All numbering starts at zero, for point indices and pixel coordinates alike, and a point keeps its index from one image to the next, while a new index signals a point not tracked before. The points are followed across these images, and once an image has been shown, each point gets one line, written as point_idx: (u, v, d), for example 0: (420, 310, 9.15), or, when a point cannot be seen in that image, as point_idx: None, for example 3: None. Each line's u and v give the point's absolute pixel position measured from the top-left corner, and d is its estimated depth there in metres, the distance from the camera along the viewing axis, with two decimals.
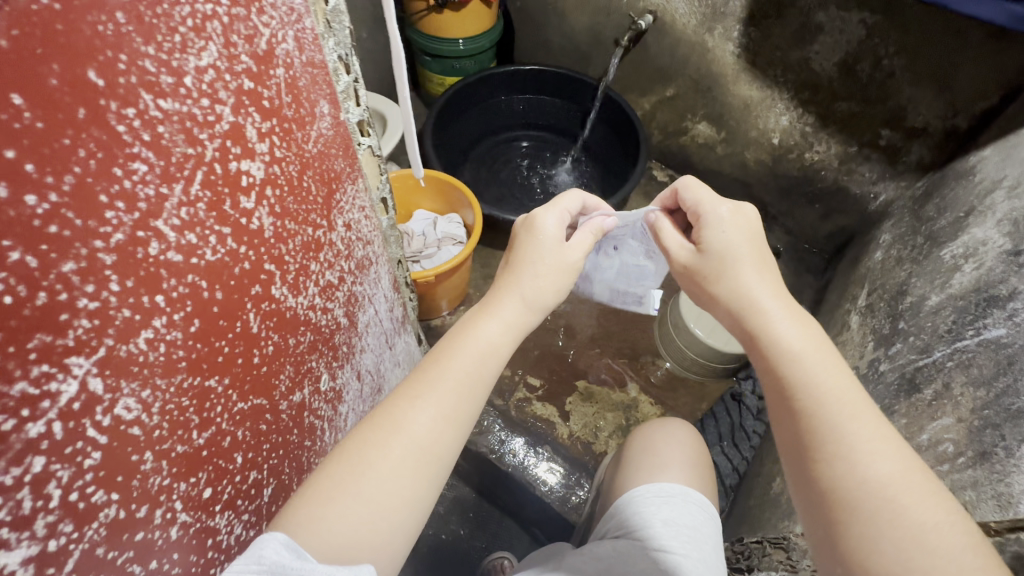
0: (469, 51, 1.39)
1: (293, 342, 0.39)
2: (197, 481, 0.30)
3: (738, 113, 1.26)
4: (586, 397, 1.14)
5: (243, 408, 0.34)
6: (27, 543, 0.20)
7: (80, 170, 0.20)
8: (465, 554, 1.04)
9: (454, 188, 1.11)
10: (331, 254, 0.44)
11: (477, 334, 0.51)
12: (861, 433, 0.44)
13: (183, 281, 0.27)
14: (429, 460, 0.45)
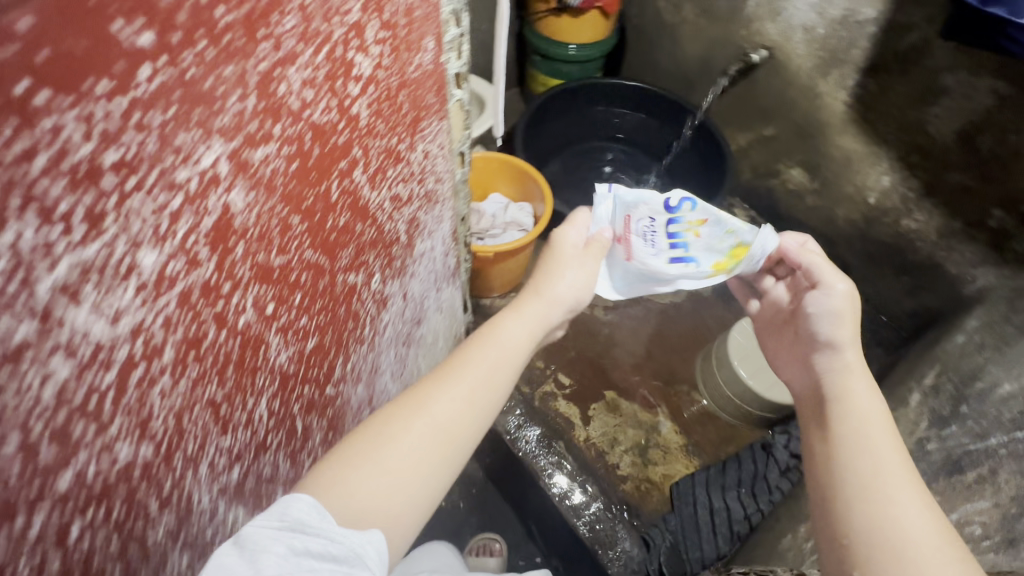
0: (578, 57, 1.43)
1: (360, 227, 0.45)
2: (264, 292, 0.36)
3: (838, 165, 1.22)
4: (611, 408, 1.14)
5: (309, 257, 0.40)
6: (158, 251, 0.27)
7: (252, 5, 0.27)
8: (460, 524, 1.15)
9: (530, 175, 1.16)
10: (403, 181, 0.49)
11: (497, 335, 0.59)
12: (922, 540, 0.48)
13: (296, 124, 0.34)
14: (446, 440, 0.51)
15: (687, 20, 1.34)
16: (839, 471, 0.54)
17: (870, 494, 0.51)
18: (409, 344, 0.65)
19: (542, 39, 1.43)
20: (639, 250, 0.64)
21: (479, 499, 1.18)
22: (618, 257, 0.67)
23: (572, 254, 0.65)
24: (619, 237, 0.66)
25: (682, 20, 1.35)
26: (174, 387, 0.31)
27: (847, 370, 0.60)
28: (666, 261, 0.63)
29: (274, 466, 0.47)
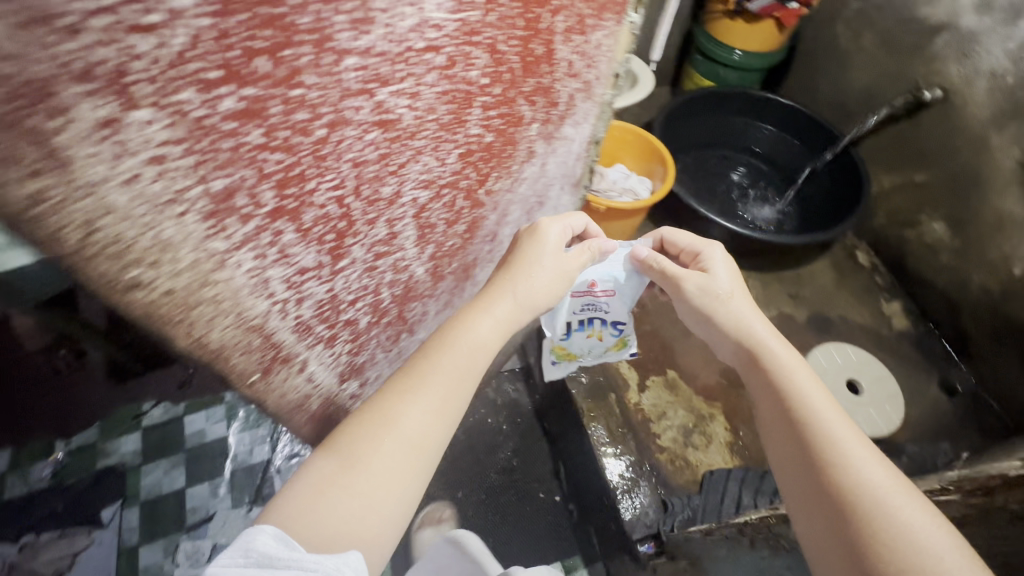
0: (740, 63, 1.46)
1: (548, 66, 0.55)
2: (477, 54, 0.48)
3: (987, 227, 1.15)
4: (669, 385, 1.18)
5: (511, 56, 0.51)
6: None
7: None
8: (496, 442, 1.27)
9: (660, 155, 1.25)
10: (579, 65, 0.58)
11: (468, 332, 0.63)
12: (849, 441, 0.57)
13: None
14: (418, 448, 0.56)
15: (864, 49, 1.33)
16: (800, 427, 0.59)
17: (796, 418, 0.60)
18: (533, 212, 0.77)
19: (709, 38, 1.47)
20: (574, 301, 0.76)
21: (521, 427, 1.29)
22: (576, 286, 0.75)
23: (555, 246, 0.70)
24: (585, 285, 0.75)
25: (858, 47, 1.34)
26: (429, 80, 0.47)
27: (742, 315, 0.69)
28: (564, 321, 0.77)
29: (442, 220, 0.63)
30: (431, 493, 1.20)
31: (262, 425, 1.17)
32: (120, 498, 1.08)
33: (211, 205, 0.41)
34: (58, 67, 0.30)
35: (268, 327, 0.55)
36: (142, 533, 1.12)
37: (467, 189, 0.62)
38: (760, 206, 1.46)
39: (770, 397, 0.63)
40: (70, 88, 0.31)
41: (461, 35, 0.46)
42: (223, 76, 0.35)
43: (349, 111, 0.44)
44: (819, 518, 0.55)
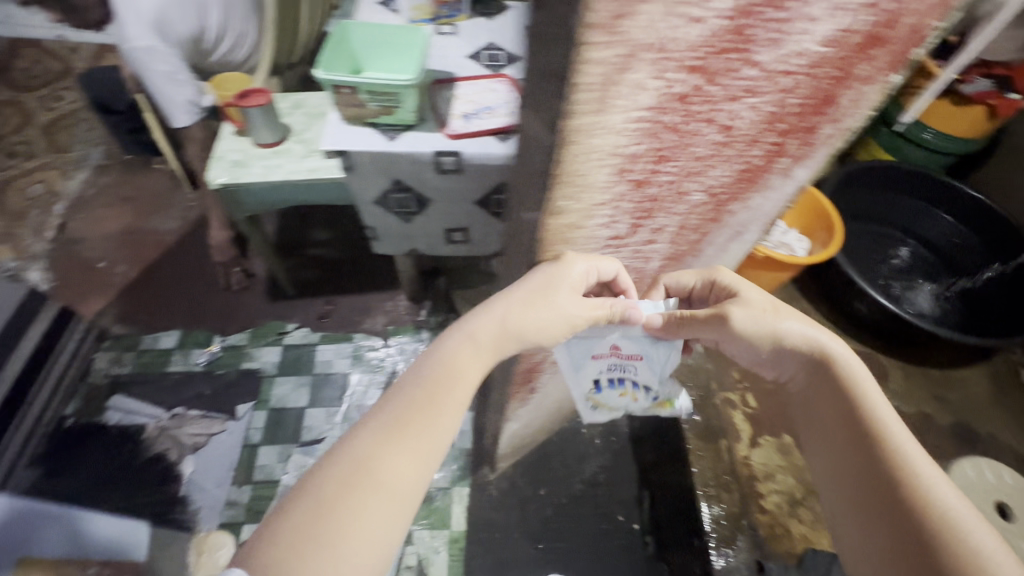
0: (931, 143, 1.39)
1: (846, 116, 0.56)
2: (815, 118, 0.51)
3: None
4: (780, 450, 1.12)
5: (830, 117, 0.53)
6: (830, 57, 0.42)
7: None
8: (586, 452, 1.29)
9: (825, 217, 1.21)
10: (847, 123, 0.59)
11: (452, 367, 0.53)
12: (918, 456, 0.51)
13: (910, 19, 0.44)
14: (397, 498, 0.48)
15: None
16: (885, 466, 0.51)
17: (866, 433, 0.54)
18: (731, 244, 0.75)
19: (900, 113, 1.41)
20: (595, 366, 0.60)
21: (614, 447, 1.30)
22: (591, 347, 0.59)
23: (574, 282, 0.52)
24: (607, 349, 0.58)
25: None
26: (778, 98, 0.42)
27: (805, 332, 0.59)
28: (589, 380, 0.61)
29: (694, 233, 0.60)
30: (516, 482, 1.24)
31: (376, 372, 1.34)
32: (255, 399, 1.30)
33: (642, 173, 0.42)
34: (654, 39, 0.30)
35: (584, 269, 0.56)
36: (265, 435, 1.24)
37: (731, 207, 0.58)
38: (919, 296, 1.37)
39: (849, 424, 0.55)
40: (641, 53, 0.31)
41: (815, 67, 0.41)
42: (701, 62, 0.34)
43: (720, 115, 0.40)
44: (881, 543, 0.50)
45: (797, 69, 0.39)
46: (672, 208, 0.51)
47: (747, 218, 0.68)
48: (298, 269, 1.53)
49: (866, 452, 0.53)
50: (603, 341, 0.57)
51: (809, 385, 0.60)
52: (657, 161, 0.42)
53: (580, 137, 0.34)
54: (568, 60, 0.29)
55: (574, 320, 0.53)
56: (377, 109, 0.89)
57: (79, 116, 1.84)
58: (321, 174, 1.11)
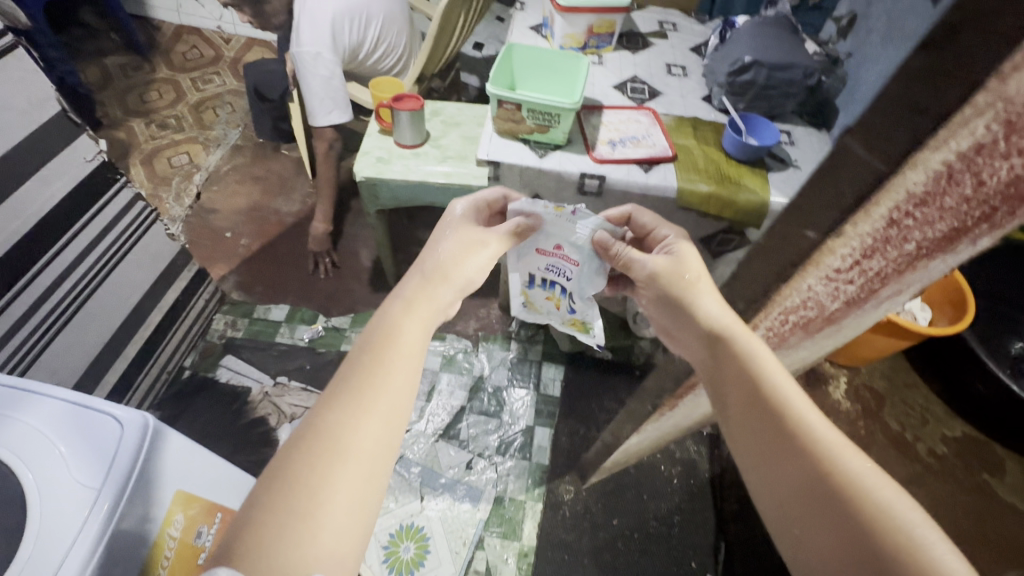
0: None
1: None
2: None
3: None
4: None
5: None
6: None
7: None
8: (663, 489, 1.27)
9: (960, 294, 1.15)
10: None
11: (398, 335, 0.60)
12: (812, 418, 0.52)
13: None
14: (374, 458, 0.52)
15: None
16: (772, 410, 0.53)
17: (764, 407, 0.54)
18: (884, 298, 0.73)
19: None
20: (538, 259, 0.74)
21: (693, 490, 1.27)
22: (534, 244, 0.73)
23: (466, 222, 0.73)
24: (550, 247, 0.72)
25: None
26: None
27: (699, 293, 0.63)
28: (528, 272, 0.76)
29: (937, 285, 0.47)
30: (590, 507, 1.23)
31: (464, 374, 1.41)
32: None
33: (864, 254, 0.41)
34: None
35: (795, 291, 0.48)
36: None
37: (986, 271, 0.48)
38: None
39: (744, 387, 0.56)
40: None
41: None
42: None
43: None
44: (792, 511, 0.49)
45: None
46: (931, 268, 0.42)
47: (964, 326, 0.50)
48: (400, 265, 1.61)
49: (771, 427, 0.53)
50: (547, 240, 0.71)
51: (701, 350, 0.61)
52: (919, 212, 0.36)
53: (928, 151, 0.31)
54: (882, 125, 0.32)
55: (496, 238, 0.71)
56: (532, 126, 0.95)
57: (225, 100, 2.03)
58: (455, 179, 1.18)
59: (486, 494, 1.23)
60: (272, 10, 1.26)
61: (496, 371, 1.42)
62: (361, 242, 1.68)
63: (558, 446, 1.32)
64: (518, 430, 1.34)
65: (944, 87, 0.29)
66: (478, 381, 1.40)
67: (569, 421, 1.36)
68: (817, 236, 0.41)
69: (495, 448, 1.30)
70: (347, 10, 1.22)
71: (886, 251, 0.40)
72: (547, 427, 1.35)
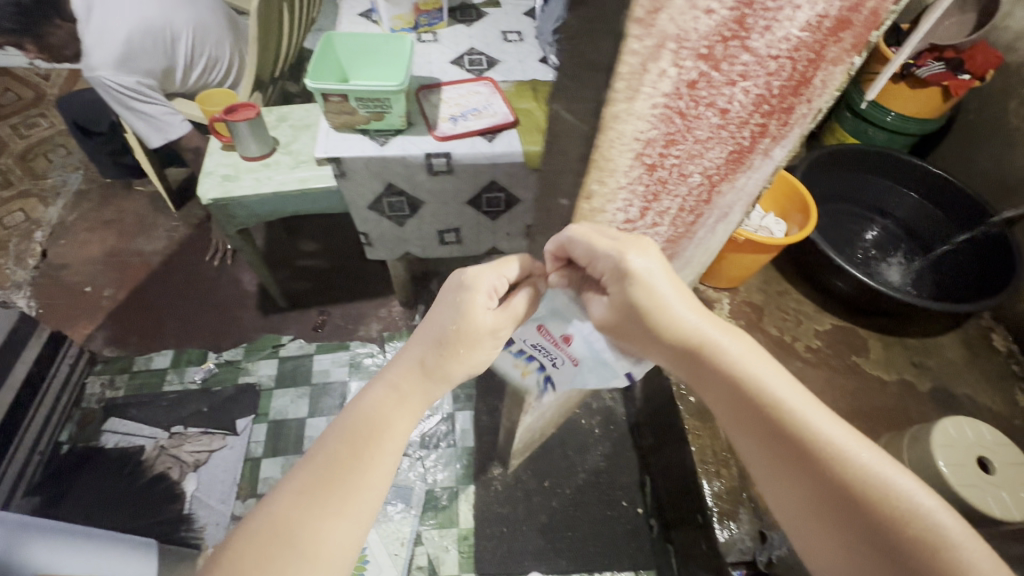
0: (892, 125, 1.44)
1: (711, 145, 0.50)
2: (672, 155, 0.47)
3: None
4: None
5: (691, 152, 0.48)
6: (657, 106, 0.40)
7: (827, 63, 0.54)
8: (585, 441, 1.32)
9: (801, 203, 1.27)
10: (820, 90, 0.60)
11: (377, 416, 0.54)
12: (817, 422, 0.50)
13: (702, 57, 0.37)
14: (329, 563, 0.48)
15: None
16: (777, 422, 0.51)
17: (766, 420, 0.51)
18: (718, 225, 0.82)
19: (864, 98, 1.46)
20: (531, 334, 0.59)
21: (613, 434, 1.34)
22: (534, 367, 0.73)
23: (463, 302, 0.54)
24: (557, 335, 0.57)
25: None
26: (761, 80, 0.45)
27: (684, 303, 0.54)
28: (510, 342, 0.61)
29: (689, 205, 0.61)
30: (521, 476, 1.26)
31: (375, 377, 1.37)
32: (254, 412, 1.30)
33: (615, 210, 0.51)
34: (678, 31, 0.34)
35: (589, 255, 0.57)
36: (266, 447, 1.26)
37: (722, 187, 0.64)
38: (890, 270, 1.43)
39: (740, 402, 0.52)
40: (671, 43, 0.35)
41: (657, 124, 0.42)
42: (708, 55, 0.37)
43: (722, 98, 0.44)
44: (813, 522, 0.49)
45: (783, 52, 0.44)
46: (676, 189, 0.54)
47: (731, 199, 0.74)
48: (289, 282, 1.54)
49: (773, 435, 0.50)
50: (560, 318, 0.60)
51: (682, 365, 0.55)
52: (642, 164, 0.46)
53: (619, 109, 0.38)
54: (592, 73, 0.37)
55: (497, 327, 0.54)
56: (366, 116, 0.92)
57: (56, 143, 1.83)
58: (312, 184, 1.13)
59: (417, 492, 1.23)
60: (61, 40, 1.14)
61: None
62: (242, 266, 1.59)
63: (480, 425, 1.33)
64: (439, 421, 1.33)
65: (611, 45, 0.34)
66: None
67: (487, 400, 1.37)
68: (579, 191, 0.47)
69: (419, 443, 1.29)
70: (145, 25, 1.12)
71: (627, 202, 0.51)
72: (467, 411, 1.35)
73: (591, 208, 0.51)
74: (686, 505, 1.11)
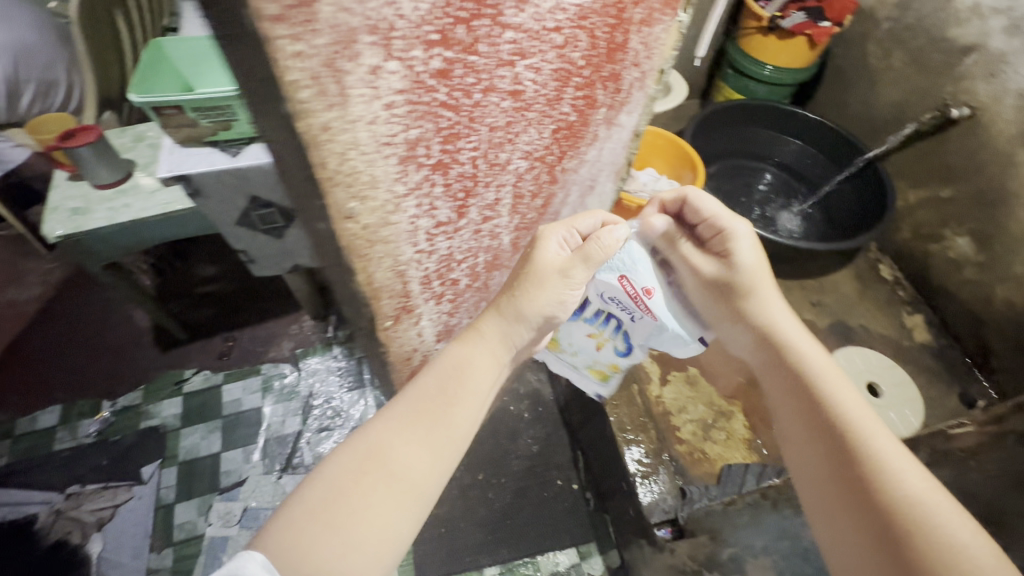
0: (770, 78, 1.49)
1: (503, 134, 0.49)
2: (449, 150, 0.45)
3: (1013, 241, 1.17)
4: (688, 381, 1.19)
5: (478, 143, 0.47)
6: (388, 102, 0.37)
7: (633, 41, 0.55)
8: (515, 426, 1.32)
9: (691, 163, 1.30)
10: (644, 57, 0.60)
11: (467, 361, 0.62)
12: (872, 434, 0.55)
13: (419, 44, 0.35)
14: (407, 486, 0.53)
15: (895, 67, 1.35)
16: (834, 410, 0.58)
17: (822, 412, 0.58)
18: (587, 196, 0.83)
19: (741, 54, 1.51)
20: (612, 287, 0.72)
21: (541, 415, 1.34)
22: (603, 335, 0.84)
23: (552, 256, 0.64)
24: (636, 287, 0.70)
25: (888, 66, 1.36)
26: (550, 57, 0.46)
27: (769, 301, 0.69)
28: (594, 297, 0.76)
29: (530, 192, 0.61)
30: (454, 473, 1.24)
31: (291, 398, 1.30)
32: (160, 456, 1.22)
33: (416, 218, 0.48)
34: (364, 20, 0.32)
35: (409, 273, 0.54)
36: (179, 491, 1.18)
37: (559, 170, 0.63)
38: (785, 216, 1.49)
39: (803, 387, 0.61)
40: (362, 38, 0.32)
41: (405, 121, 0.39)
42: (438, 40, 0.36)
43: (498, 82, 0.43)
44: (843, 516, 0.52)
45: (552, 34, 0.44)
46: (487, 183, 0.53)
47: (588, 172, 0.74)
48: (186, 311, 1.44)
49: (826, 422, 0.57)
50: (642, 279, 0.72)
51: (759, 346, 0.68)
52: (416, 162, 0.43)
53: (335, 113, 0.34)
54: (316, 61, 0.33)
55: (567, 267, 0.62)
56: (211, 126, 0.85)
57: None
58: (178, 207, 1.05)
59: None
60: None
61: (322, 381, 1.32)
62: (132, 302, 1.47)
63: None
64: None
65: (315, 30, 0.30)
66: (306, 401, 1.30)
67: None
68: (351, 221, 0.42)
69: None
70: None
71: (425, 206, 0.48)
72: None
73: (392, 237, 0.48)
74: (613, 474, 1.13)
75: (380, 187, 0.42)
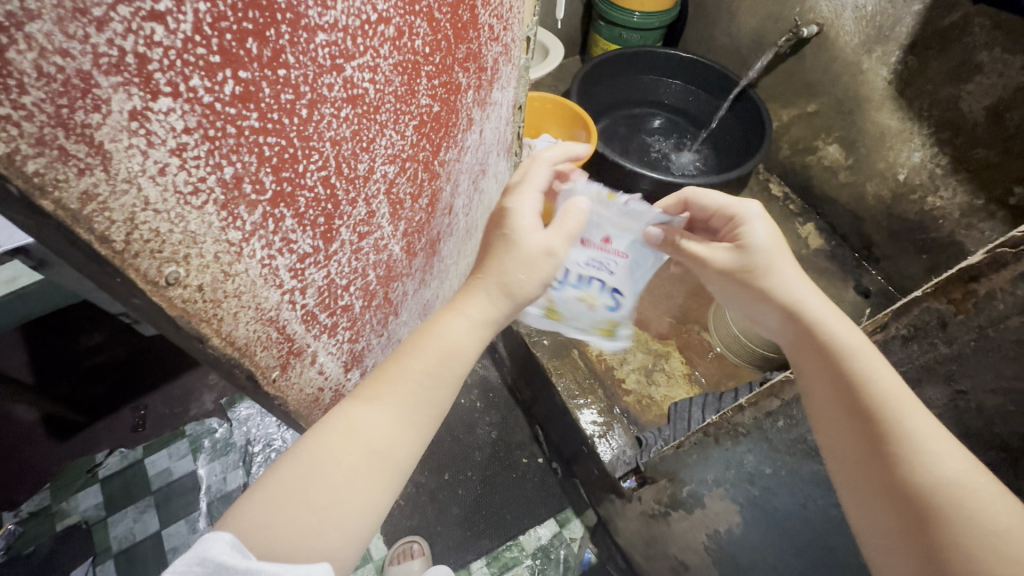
0: (639, 24, 1.52)
1: (346, 146, 0.44)
2: (280, 181, 0.39)
3: (872, 140, 1.29)
4: (624, 333, 1.23)
5: (319, 162, 0.42)
6: (171, 150, 0.30)
7: (469, 17, 0.54)
8: (472, 419, 1.31)
9: (581, 122, 1.31)
10: (496, 28, 0.61)
11: (445, 328, 0.52)
12: (913, 424, 0.45)
13: (191, 75, 0.29)
14: (386, 465, 0.47)
15: None
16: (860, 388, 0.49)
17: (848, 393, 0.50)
18: (480, 181, 0.81)
19: (608, 5, 1.52)
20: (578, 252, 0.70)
21: (496, 401, 1.34)
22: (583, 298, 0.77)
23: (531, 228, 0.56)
24: (598, 240, 0.69)
25: None
26: (385, 53, 0.44)
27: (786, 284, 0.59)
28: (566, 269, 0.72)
29: (409, 194, 0.59)
30: (420, 482, 1.21)
31: (229, 451, 1.22)
32: (92, 553, 1.10)
33: (266, 262, 0.42)
34: (96, 60, 0.25)
35: (283, 318, 0.48)
36: None
37: (431, 162, 0.61)
38: (679, 155, 1.55)
39: (827, 371, 0.52)
40: (101, 81, 0.25)
41: (208, 164, 0.33)
42: (222, 61, 0.30)
43: (324, 91, 0.39)
44: (879, 508, 0.46)
45: (378, 28, 0.42)
46: (349, 200, 0.48)
47: (474, 156, 0.73)
48: (77, 390, 1.25)
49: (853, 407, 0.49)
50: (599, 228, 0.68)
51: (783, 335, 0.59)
52: (241, 206, 0.37)
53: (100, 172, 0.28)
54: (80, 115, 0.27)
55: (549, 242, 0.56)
56: None
57: None
58: (27, 281, 0.91)
59: None
60: None
61: (258, 427, 1.24)
62: None
63: None
64: None
65: (60, 84, 0.24)
66: (245, 450, 1.22)
67: None
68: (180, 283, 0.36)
69: None
70: None
71: (272, 248, 0.41)
72: None
73: (255, 287, 0.42)
74: (574, 441, 1.16)
75: (204, 240, 0.35)
